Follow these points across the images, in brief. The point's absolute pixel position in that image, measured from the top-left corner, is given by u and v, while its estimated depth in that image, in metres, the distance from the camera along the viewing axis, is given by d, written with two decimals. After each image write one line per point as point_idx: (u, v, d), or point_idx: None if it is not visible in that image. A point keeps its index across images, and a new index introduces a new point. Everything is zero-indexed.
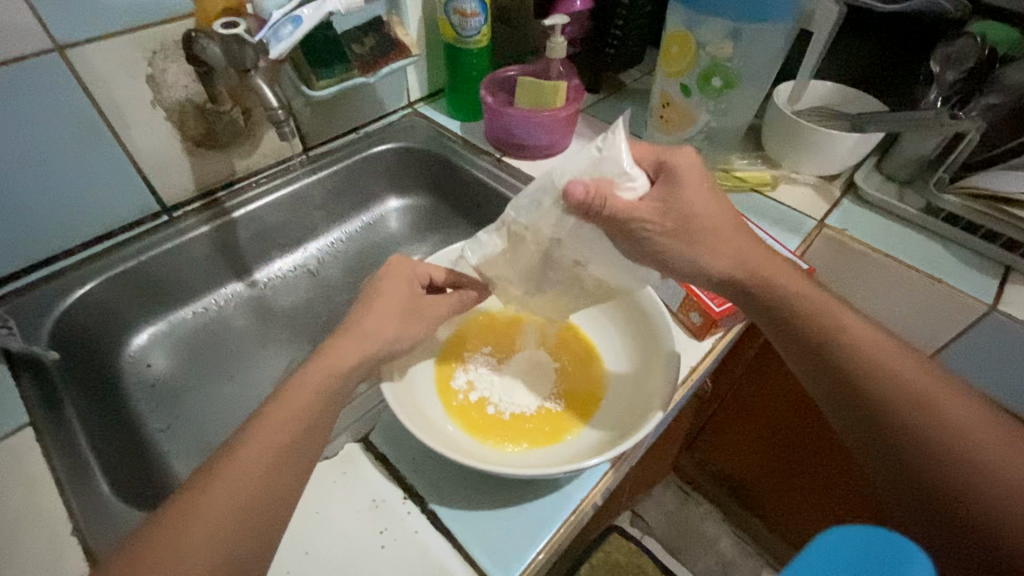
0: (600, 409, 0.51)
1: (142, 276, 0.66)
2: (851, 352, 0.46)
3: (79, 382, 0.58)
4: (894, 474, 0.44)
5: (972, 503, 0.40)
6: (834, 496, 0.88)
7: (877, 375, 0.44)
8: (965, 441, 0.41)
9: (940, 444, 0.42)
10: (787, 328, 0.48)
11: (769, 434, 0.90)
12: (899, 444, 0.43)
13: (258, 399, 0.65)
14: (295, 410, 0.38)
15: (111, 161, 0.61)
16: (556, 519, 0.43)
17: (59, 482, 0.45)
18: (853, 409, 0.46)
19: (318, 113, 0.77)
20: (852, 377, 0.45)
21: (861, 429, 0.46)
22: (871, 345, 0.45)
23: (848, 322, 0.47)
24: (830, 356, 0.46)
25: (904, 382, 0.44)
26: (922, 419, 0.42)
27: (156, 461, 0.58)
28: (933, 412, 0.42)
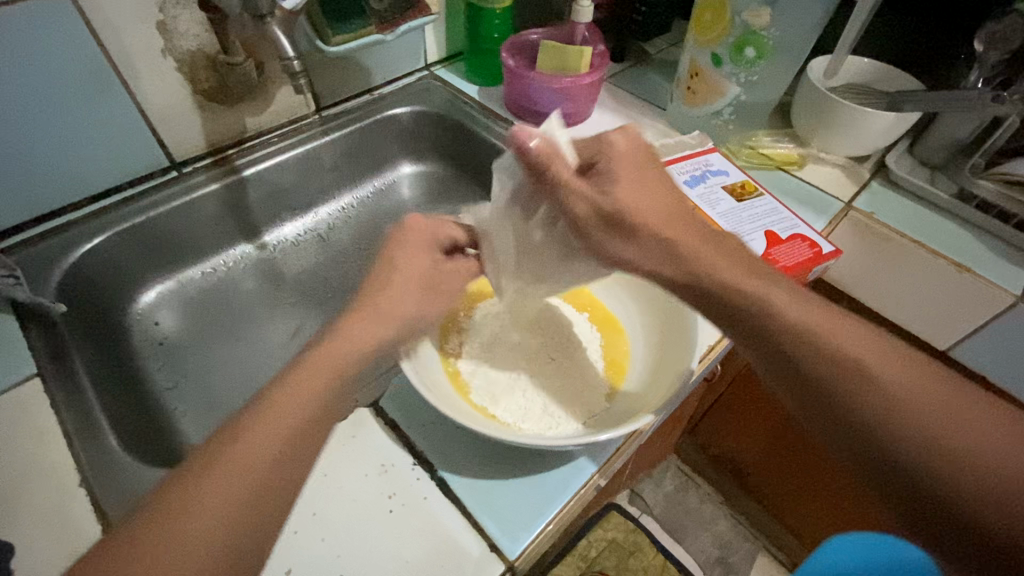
0: (619, 387, 0.50)
1: (151, 233, 0.64)
2: (809, 344, 0.35)
3: (87, 336, 0.57)
4: (883, 492, 0.33)
5: (974, 520, 0.30)
6: (838, 484, 0.87)
7: (839, 372, 0.34)
8: (926, 413, 0.32)
9: (933, 453, 0.31)
10: (725, 309, 0.39)
11: (776, 419, 0.89)
12: (882, 457, 0.33)
13: (264, 360, 0.65)
14: (303, 368, 0.37)
15: (120, 112, 0.59)
16: (565, 493, 0.43)
17: (67, 434, 0.45)
18: (795, 386, 0.36)
19: (331, 71, 0.74)
20: (810, 373, 0.35)
21: (833, 437, 0.35)
22: (826, 334, 0.35)
23: (800, 311, 0.37)
24: (782, 347, 0.36)
25: (877, 381, 0.33)
26: (904, 423, 0.32)
27: (163, 417, 0.58)
28: (915, 413, 0.32)
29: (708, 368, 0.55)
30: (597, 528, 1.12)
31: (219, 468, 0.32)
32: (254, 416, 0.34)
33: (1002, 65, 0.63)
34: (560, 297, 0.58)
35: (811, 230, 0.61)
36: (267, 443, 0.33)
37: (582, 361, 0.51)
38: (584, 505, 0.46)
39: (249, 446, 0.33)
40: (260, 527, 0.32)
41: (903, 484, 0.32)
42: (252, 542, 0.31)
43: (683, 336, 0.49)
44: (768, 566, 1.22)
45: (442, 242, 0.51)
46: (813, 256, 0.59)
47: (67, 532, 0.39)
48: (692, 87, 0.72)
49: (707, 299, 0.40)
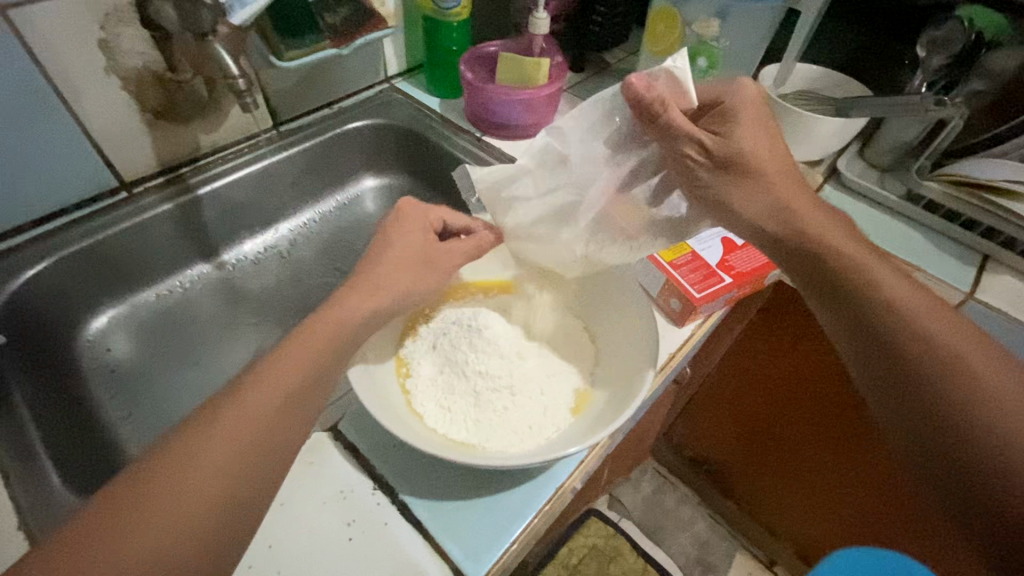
0: (584, 402, 0.48)
1: (99, 256, 0.62)
2: (900, 319, 0.37)
3: (31, 368, 0.55)
4: (938, 482, 0.34)
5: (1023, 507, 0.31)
6: (815, 478, 0.89)
7: (930, 354, 0.35)
8: (1001, 408, 0.33)
9: (993, 439, 0.32)
10: (821, 275, 0.41)
11: (750, 417, 0.90)
12: (956, 453, 0.33)
13: (225, 384, 0.63)
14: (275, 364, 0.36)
15: (63, 134, 0.57)
16: (529, 510, 0.42)
17: (6, 474, 0.42)
18: (877, 360, 0.37)
19: (288, 85, 0.73)
20: (898, 349, 0.36)
21: (899, 416, 0.36)
22: (936, 324, 0.36)
23: (907, 289, 0.38)
24: (877, 321, 0.38)
25: (966, 368, 0.34)
26: (976, 408, 0.33)
27: (115, 450, 0.55)
28: (989, 401, 0.33)
29: (672, 374, 0.55)
30: (576, 534, 1.11)
31: (160, 491, 0.29)
32: (229, 415, 0.33)
33: (944, 69, 0.66)
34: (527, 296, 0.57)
35: None
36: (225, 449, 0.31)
37: (548, 371, 0.50)
38: (552, 519, 0.46)
39: (197, 467, 0.30)
40: (216, 558, 0.30)
41: (950, 462, 0.33)
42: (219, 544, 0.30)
43: (642, 347, 0.47)
44: None
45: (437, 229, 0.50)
46: None
47: None
48: None
49: (816, 270, 0.41)
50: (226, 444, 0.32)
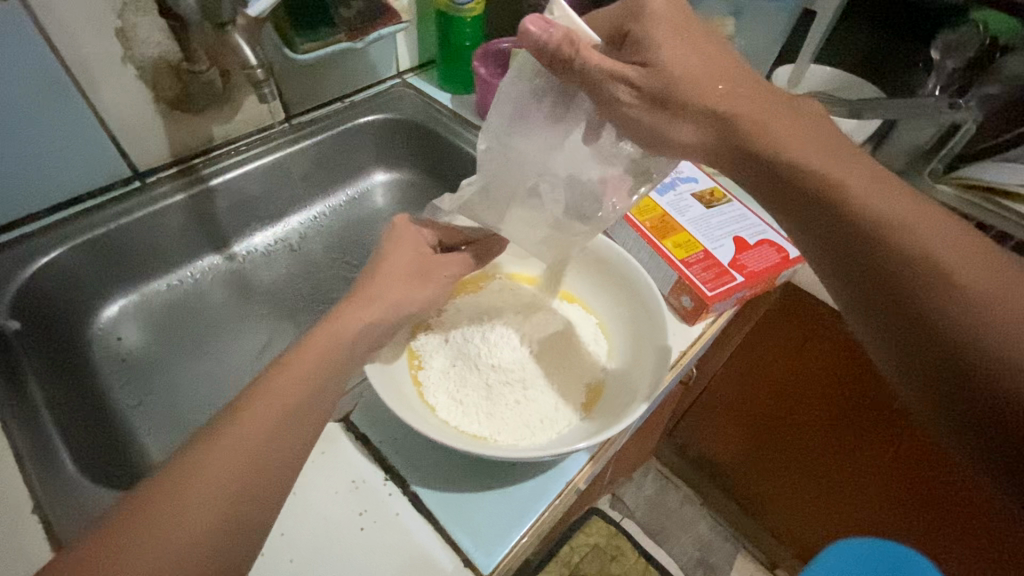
0: (598, 398, 0.48)
1: (112, 245, 0.62)
2: (888, 241, 0.33)
3: (43, 354, 0.55)
4: (937, 397, 0.31)
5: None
6: (816, 460, 0.87)
7: (912, 260, 0.32)
8: (993, 308, 0.30)
9: (999, 357, 0.29)
10: (793, 183, 0.37)
11: (754, 415, 0.90)
12: (954, 362, 0.30)
13: (234, 374, 0.63)
14: (234, 434, 0.31)
15: (78, 123, 0.57)
16: (541, 503, 0.42)
17: (20, 459, 0.43)
18: (860, 272, 0.34)
19: (302, 79, 0.73)
20: (880, 258, 0.33)
21: (891, 329, 0.33)
22: (911, 228, 0.33)
23: (889, 208, 0.34)
24: (854, 230, 0.34)
25: (950, 273, 0.31)
26: (977, 325, 0.30)
27: (126, 438, 0.56)
28: (992, 316, 0.30)
29: (682, 372, 0.55)
30: (579, 534, 1.11)
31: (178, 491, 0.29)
32: (227, 434, 0.31)
33: (958, 73, 0.66)
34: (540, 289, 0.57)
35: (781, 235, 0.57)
36: (241, 449, 0.31)
37: (561, 367, 0.49)
38: (561, 513, 0.45)
39: (211, 466, 0.30)
40: (230, 558, 0.30)
41: (954, 386, 0.30)
42: (232, 545, 0.30)
43: (655, 345, 0.47)
44: (748, 565, 1.23)
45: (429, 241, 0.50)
46: (785, 257, 0.56)
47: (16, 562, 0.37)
48: None
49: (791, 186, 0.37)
50: (243, 439, 0.31)
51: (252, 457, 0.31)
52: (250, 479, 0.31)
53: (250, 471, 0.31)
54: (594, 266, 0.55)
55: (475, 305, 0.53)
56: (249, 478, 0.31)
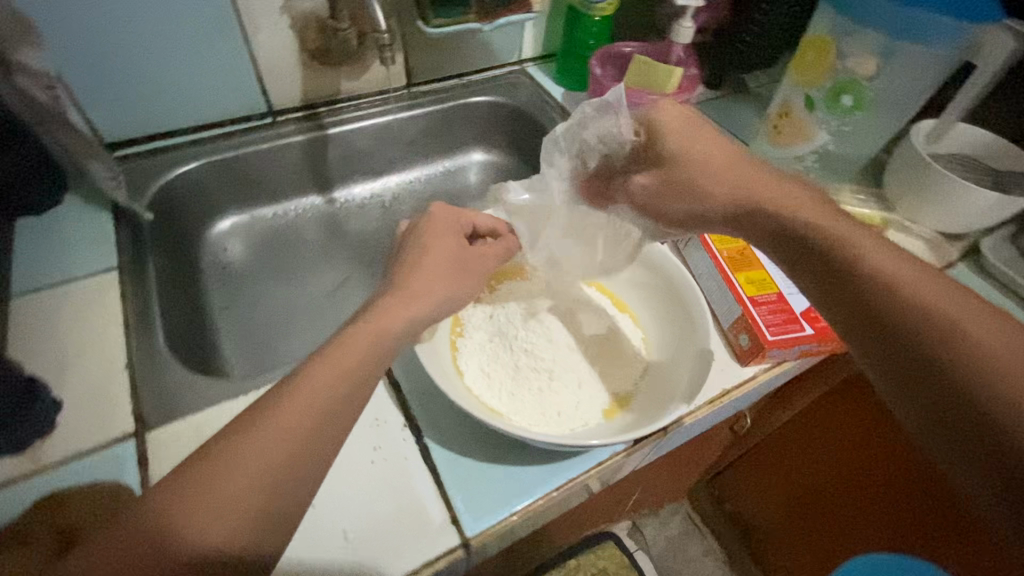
0: (619, 409, 0.47)
1: (238, 168, 0.71)
2: (892, 299, 0.32)
3: (163, 244, 0.64)
4: (971, 475, 0.27)
5: None
6: (859, 539, 0.82)
7: (928, 322, 0.30)
8: (1021, 375, 0.27)
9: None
10: (802, 248, 0.37)
11: (802, 480, 0.86)
12: (986, 437, 0.27)
13: (309, 303, 0.70)
14: (263, 455, 0.31)
15: (235, 57, 0.66)
16: (538, 489, 0.42)
17: (127, 323, 0.50)
18: (872, 334, 0.32)
19: (430, 51, 0.78)
20: (893, 319, 0.31)
21: (909, 396, 0.30)
22: (920, 288, 0.31)
23: (896, 266, 0.33)
24: (864, 290, 0.33)
25: (970, 336, 0.29)
26: (1009, 390, 0.27)
27: (208, 331, 0.63)
28: (1020, 379, 0.27)
29: (722, 412, 0.52)
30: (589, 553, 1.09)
31: (238, 468, 0.30)
32: (285, 411, 0.33)
33: None
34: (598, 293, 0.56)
35: None
36: (298, 429, 0.32)
37: (592, 370, 0.49)
38: (554, 509, 0.45)
39: (271, 438, 0.31)
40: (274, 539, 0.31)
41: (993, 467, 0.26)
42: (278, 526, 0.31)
43: (691, 373, 0.45)
44: None
45: (468, 229, 0.50)
46: None
47: (102, 402, 0.44)
48: (777, 127, 0.68)
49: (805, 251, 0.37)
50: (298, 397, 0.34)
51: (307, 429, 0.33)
52: (302, 456, 0.32)
53: (304, 449, 0.32)
54: (658, 282, 0.53)
55: (529, 291, 0.54)
56: (298, 457, 0.32)
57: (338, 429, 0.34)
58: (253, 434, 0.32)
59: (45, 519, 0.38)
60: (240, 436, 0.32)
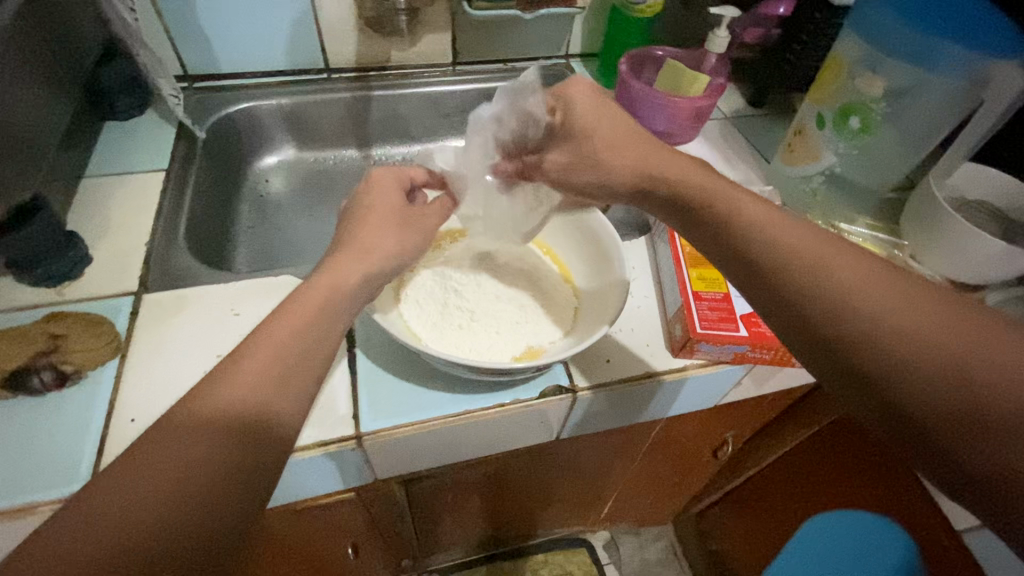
0: (528, 357, 0.48)
1: (291, 113, 0.82)
2: (790, 274, 0.34)
3: (212, 163, 0.76)
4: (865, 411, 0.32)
5: (934, 416, 0.28)
6: None
7: (806, 281, 0.34)
8: (882, 317, 0.31)
9: (897, 360, 0.30)
10: (706, 223, 0.40)
11: (778, 516, 0.84)
12: (865, 378, 0.31)
13: (324, 238, 0.79)
14: (253, 365, 0.34)
15: (301, 15, 0.76)
16: (436, 411, 0.47)
17: (159, 212, 0.61)
18: (765, 298, 0.36)
19: (477, 33, 0.84)
20: (777, 279, 0.35)
21: (805, 350, 0.34)
22: (794, 250, 0.35)
23: (776, 230, 0.36)
24: (754, 257, 0.36)
25: (838, 287, 0.33)
26: (875, 332, 0.31)
27: (233, 243, 0.74)
28: (883, 322, 0.31)
29: (645, 396, 0.53)
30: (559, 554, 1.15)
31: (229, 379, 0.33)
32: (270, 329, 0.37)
33: None
34: (551, 260, 0.58)
35: None
36: (284, 337, 0.36)
37: (514, 318, 0.51)
38: (456, 438, 0.50)
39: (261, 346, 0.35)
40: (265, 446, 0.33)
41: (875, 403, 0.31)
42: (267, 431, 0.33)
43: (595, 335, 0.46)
44: None
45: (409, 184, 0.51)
46: None
47: (121, 264, 0.55)
48: (791, 144, 0.68)
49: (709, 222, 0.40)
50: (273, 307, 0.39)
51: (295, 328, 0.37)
52: (290, 360, 0.36)
53: (291, 355, 0.36)
54: (601, 254, 0.54)
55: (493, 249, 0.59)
56: (284, 361, 0.35)
57: (313, 335, 0.38)
58: (218, 386, 0.33)
59: (43, 326, 0.47)
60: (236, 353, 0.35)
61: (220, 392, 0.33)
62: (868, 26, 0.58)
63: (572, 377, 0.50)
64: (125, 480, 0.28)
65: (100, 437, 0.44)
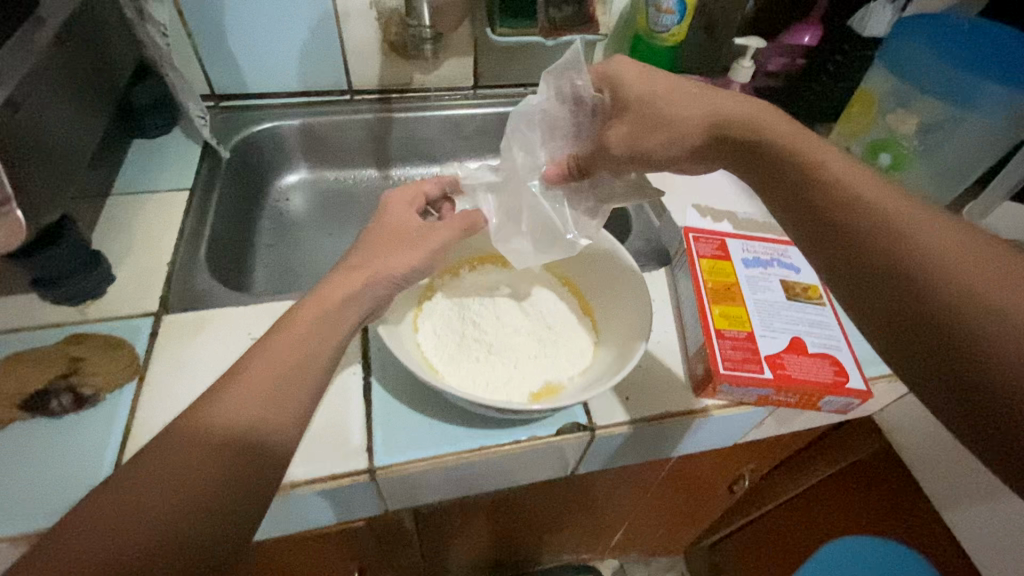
0: (545, 394, 0.47)
1: (314, 133, 0.83)
2: (856, 215, 0.35)
3: (235, 182, 0.76)
4: (903, 351, 0.33)
5: (976, 359, 0.30)
6: None
7: (873, 225, 0.34)
8: (945, 262, 0.32)
9: (953, 303, 0.31)
10: (769, 173, 0.40)
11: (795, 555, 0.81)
12: (915, 319, 0.32)
13: (341, 259, 0.79)
14: (249, 385, 0.36)
15: (326, 39, 0.77)
16: (450, 446, 0.46)
17: (181, 232, 0.61)
18: (825, 240, 0.36)
19: (499, 58, 0.84)
20: (840, 220, 0.36)
21: (852, 291, 0.35)
22: (865, 195, 0.35)
23: (848, 176, 0.37)
24: (821, 200, 0.37)
25: (902, 234, 0.33)
26: (936, 275, 0.31)
27: (252, 261, 0.74)
28: (945, 270, 0.32)
29: (663, 435, 0.52)
30: None
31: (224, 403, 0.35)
32: (271, 353, 0.38)
33: None
34: (571, 292, 0.57)
35: (851, 359, 0.51)
36: (282, 361, 0.38)
37: (533, 352, 0.50)
38: (469, 472, 0.49)
39: (263, 374, 0.36)
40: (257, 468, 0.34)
41: (920, 342, 0.32)
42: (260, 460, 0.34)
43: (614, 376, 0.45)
44: None
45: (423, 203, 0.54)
46: (838, 383, 0.49)
47: (142, 284, 0.55)
48: None
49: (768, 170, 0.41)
50: (290, 333, 0.39)
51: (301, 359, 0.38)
52: (288, 380, 0.37)
53: (290, 375, 0.37)
54: (622, 288, 0.53)
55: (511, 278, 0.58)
56: (284, 382, 0.37)
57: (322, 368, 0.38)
58: (215, 409, 0.35)
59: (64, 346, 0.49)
60: (237, 374, 0.37)
61: (216, 416, 0.34)
62: (901, 61, 0.58)
63: (589, 414, 0.49)
64: (126, 494, 0.31)
65: (114, 462, 0.43)
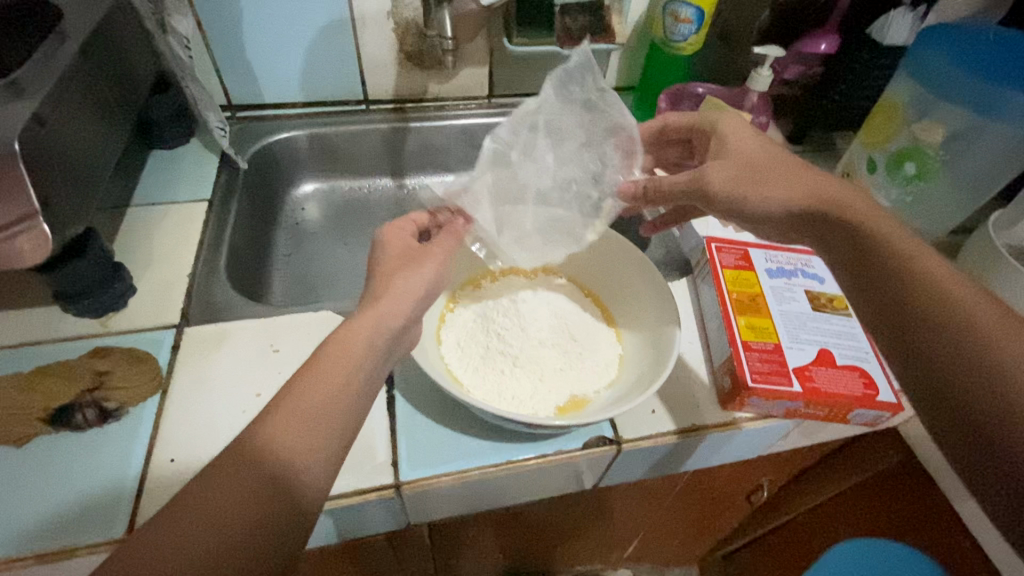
0: (571, 408, 0.47)
1: (329, 142, 0.83)
2: (895, 264, 0.38)
3: (252, 192, 0.77)
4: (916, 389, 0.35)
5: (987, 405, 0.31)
6: None
7: (908, 276, 0.37)
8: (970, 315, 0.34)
9: (974, 349, 0.33)
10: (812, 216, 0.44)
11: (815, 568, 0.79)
12: (933, 365, 0.34)
13: (356, 268, 0.78)
14: (293, 419, 0.34)
15: (342, 49, 0.77)
16: (475, 461, 0.46)
17: (200, 244, 0.61)
18: (862, 283, 0.39)
19: (514, 67, 0.84)
20: (880, 265, 0.39)
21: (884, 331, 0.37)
22: (906, 249, 0.38)
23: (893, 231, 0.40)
24: (864, 248, 0.40)
25: (936, 283, 0.36)
26: (960, 327, 0.34)
27: (268, 272, 0.74)
28: (970, 319, 0.34)
29: (689, 448, 0.51)
30: None
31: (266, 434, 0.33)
32: (310, 379, 0.36)
33: None
34: (594, 304, 0.57)
35: (880, 371, 0.50)
36: (325, 390, 0.36)
37: (559, 365, 0.49)
38: (493, 487, 0.48)
39: (304, 400, 0.35)
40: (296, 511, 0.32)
41: (934, 390, 0.34)
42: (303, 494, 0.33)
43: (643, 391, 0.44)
44: None
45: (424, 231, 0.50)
46: (868, 396, 0.48)
47: (163, 298, 0.55)
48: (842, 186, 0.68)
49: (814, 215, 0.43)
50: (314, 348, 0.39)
51: (340, 380, 0.37)
52: (332, 414, 0.35)
53: (335, 399, 0.36)
54: (649, 301, 0.53)
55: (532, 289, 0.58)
56: (325, 410, 0.35)
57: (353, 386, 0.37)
58: (256, 438, 0.33)
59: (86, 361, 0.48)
60: (277, 402, 0.35)
61: (256, 447, 0.33)
62: (925, 70, 0.58)
63: (615, 428, 0.49)
64: (159, 533, 0.29)
65: (138, 478, 0.43)
